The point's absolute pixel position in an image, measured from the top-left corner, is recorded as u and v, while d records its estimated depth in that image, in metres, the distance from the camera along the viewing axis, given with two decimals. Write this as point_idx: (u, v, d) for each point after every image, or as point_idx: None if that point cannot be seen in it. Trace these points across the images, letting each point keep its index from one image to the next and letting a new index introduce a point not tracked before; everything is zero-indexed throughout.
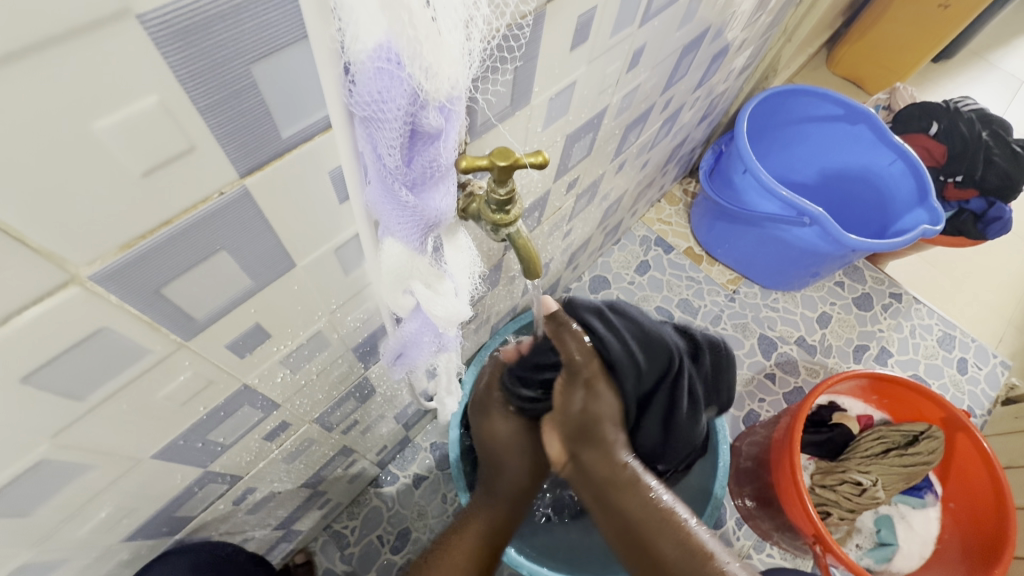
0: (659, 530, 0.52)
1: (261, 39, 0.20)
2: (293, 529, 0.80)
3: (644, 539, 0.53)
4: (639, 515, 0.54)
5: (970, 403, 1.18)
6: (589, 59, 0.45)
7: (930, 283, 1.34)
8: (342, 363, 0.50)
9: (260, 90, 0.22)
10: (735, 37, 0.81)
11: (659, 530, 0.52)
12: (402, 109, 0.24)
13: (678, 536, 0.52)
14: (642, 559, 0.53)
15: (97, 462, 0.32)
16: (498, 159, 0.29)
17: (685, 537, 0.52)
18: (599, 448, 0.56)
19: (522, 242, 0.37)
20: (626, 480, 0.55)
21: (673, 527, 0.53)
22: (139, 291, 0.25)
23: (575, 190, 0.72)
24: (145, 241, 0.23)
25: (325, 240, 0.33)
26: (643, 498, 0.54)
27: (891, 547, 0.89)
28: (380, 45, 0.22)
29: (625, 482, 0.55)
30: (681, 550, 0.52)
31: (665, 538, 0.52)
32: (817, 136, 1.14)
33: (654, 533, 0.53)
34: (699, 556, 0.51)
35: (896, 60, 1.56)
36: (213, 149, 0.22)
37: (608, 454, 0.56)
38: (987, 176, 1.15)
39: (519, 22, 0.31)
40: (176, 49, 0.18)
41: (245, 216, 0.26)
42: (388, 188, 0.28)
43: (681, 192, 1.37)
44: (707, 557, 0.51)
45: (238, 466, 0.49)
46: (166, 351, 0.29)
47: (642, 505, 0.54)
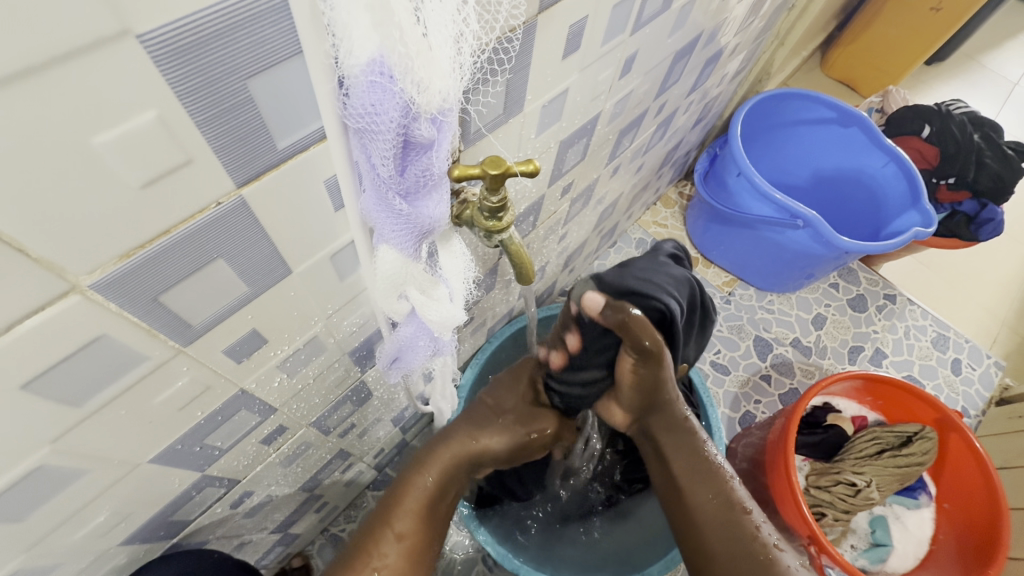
0: (696, 479, 0.55)
1: (257, 55, 0.21)
2: (290, 532, 0.80)
3: (682, 485, 0.56)
4: (682, 462, 0.57)
5: (964, 404, 1.19)
6: (581, 66, 0.46)
7: (924, 285, 1.35)
8: (338, 367, 0.51)
9: (255, 104, 0.23)
10: (728, 42, 0.82)
11: (697, 479, 0.55)
12: (395, 121, 0.24)
13: (718, 487, 0.54)
14: (678, 505, 0.56)
15: (95, 467, 0.33)
16: (490, 168, 0.30)
17: (724, 491, 0.54)
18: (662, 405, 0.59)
19: (515, 249, 0.38)
20: (683, 429, 0.58)
21: (713, 479, 0.55)
22: (137, 299, 0.25)
23: (569, 194, 0.72)
24: (143, 251, 0.24)
25: (320, 247, 0.34)
26: (692, 451, 0.57)
27: (886, 547, 0.90)
28: (373, 58, 0.22)
29: (682, 431, 0.58)
30: (716, 501, 0.53)
31: (704, 485, 0.54)
32: (811, 139, 1.15)
33: (693, 480, 0.55)
34: (737, 513, 0.52)
35: (889, 64, 1.57)
36: (209, 161, 0.23)
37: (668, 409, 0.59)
38: (979, 178, 1.16)
39: (508, 36, 0.32)
40: (174, 66, 0.19)
41: (241, 224, 0.27)
42: (381, 197, 0.29)
43: (676, 195, 1.38)
44: (741, 513, 0.52)
45: (235, 470, 0.49)
46: (164, 357, 0.30)
47: (689, 454, 0.57)
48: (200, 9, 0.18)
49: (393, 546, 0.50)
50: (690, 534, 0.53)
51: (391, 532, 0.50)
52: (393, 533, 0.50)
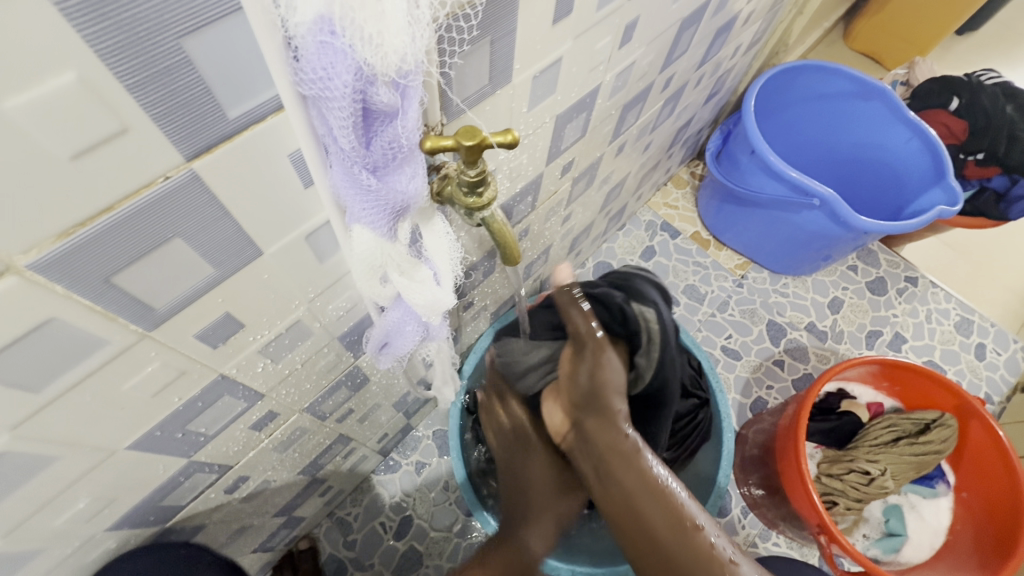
0: (649, 502, 0.50)
1: (189, 11, 0.19)
2: (294, 516, 0.81)
3: (631, 505, 0.51)
4: (630, 487, 0.51)
5: (987, 390, 1.14)
6: (575, 33, 0.43)
7: (948, 266, 1.29)
8: (328, 352, 0.49)
9: (196, 67, 0.21)
10: (741, 10, 0.78)
11: (652, 499, 0.50)
12: (350, 86, 0.22)
13: (669, 507, 0.50)
14: (628, 525, 0.51)
15: (66, 453, 0.32)
16: (464, 139, 0.28)
17: (675, 509, 0.50)
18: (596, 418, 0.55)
19: (498, 227, 0.36)
20: (628, 449, 0.53)
21: (667, 503, 0.50)
22: (86, 281, 0.24)
23: (571, 173, 0.70)
24: (85, 229, 0.22)
25: (292, 227, 0.32)
26: (638, 469, 0.51)
27: (899, 537, 0.88)
28: (318, 18, 0.20)
29: (625, 452, 0.53)
30: (672, 524, 0.49)
31: (657, 505, 0.50)
32: (829, 114, 1.10)
33: (644, 502, 0.50)
34: (693, 535, 0.48)
35: (915, 33, 1.50)
36: (149, 131, 0.21)
37: (606, 422, 0.55)
38: (1011, 153, 1.09)
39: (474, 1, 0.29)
40: (90, 21, 0.17)
41: (197, 201, 0.25)
42: (348, 171, 0.27)
43: (688, 175, 1.34)
44: (694, 530, 0.49)
45: (226, 455, 0.49)
46: (127, 342, 0.29)
47: (639, 475, 0.51)
48: None
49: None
50: (645, 555, 0.50)
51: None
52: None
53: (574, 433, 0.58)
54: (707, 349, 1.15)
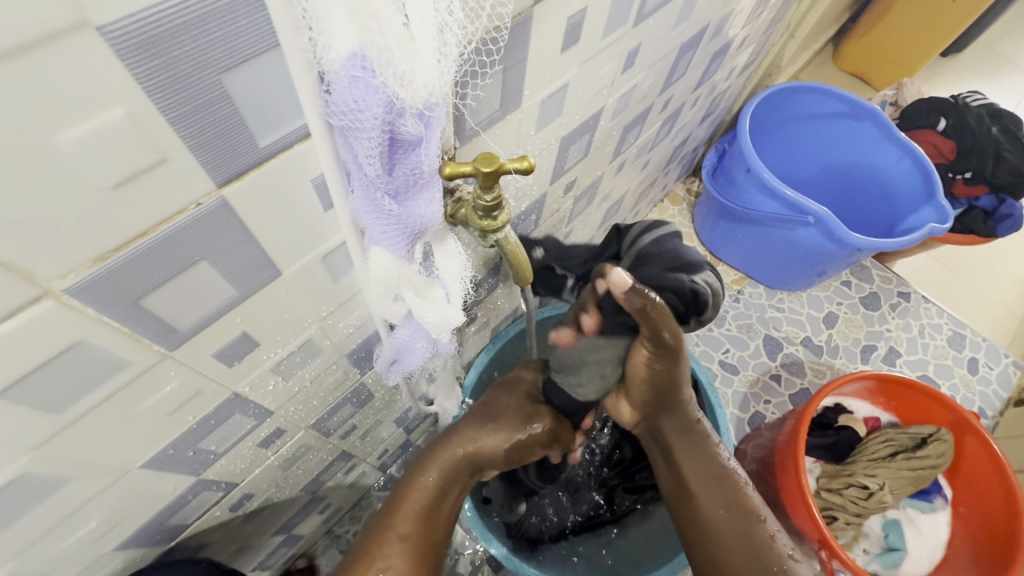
0: (711, 485, 0.53)
1: (230, 48, 0.20)
2: (293, 533, 0.80)
3: (697, 493, 0.54)
4: (695, 468, 0.55)
5: (981, 404, 1.16)
6: (581, 60, 0.45)
7: (940, 282, 1.31)
8: (336, 370, 0.50)
9: (232, 100, 0.22)
10: (737, 34, 0.80)
11: (712, 488, 0.53)
12: (379, 118, 0.23)
13: (734, 496, 0.52)
14: (691, 513, 0.54)
15: (81, 473, 0.32)
16: (483, 165, 0.29)
17: (741, 502, 0.52)
18: (675, 406, 0.56)
19: (511, 248, 0.37)
20: (694, 435, 0.56)
21: (730, 489, 0.53)
22: (116, 304, 0.25)
23: (573, 192, 0.71)
24: (119, 254, 0.23)
25: (311, 249, 0.33)
26: (708, 455, 0.55)
27: (900, 552, 0.88)
28: (352, 54, 0.21)
29: (695, 436, 0.56)
30: (737, 516, 0.51)
31: (722, 495, 0.52)
32: (822, 134, 1.13)
33: (709, 491, 0.53)
34: (756, 524, 0.51)
35: (902, 55, 1.54)
36: (186, 161, 0.22)
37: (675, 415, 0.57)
38: (997, 172, 1.12)
39: (492, 35, 0.30)
40: (140, 60, 0.18)
41: (224, 225, 0.26)
42: (371, 197, 0.28)
43: (684, 192, 1.36)
44: (757, 521, 0.51)
45: (232, 473, 0.48)
46: (149, 362, 0.29)
47: (705, 462, 0.55)
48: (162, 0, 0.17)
49: (394, 548, 0.49)
50: (705, 546, 0.52)
51: (392, 533, 0.50)
52: (396, 535, 0.50)
53: (647, 425, 0.60)
54: (705, 363, 1.16)
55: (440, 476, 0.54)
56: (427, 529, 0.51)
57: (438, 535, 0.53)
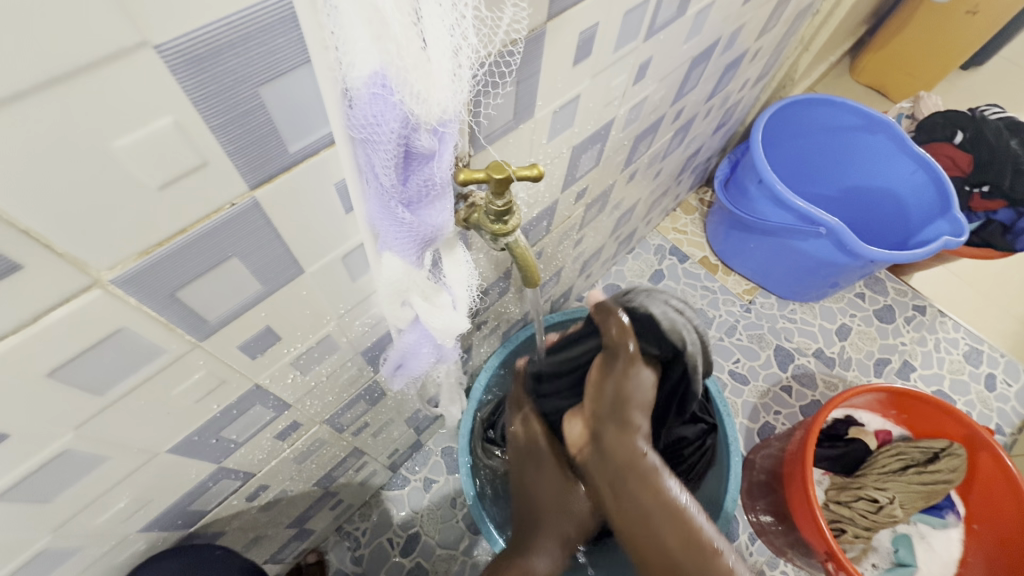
0: (664, 521, 0.50)
1: (268, 64, 0.22)
2: (305, 528, 0.82)
3: (645, 526, 0.51)
4: (645, 502, 0.51)
5: (997, 421, 1.14)
6: (593, 73, 0.46)
7: (957, 296, 1.30)
8: (351, 367, 0.52)
9: (266, 108, 0.24)
10: (749, 47, 0.81)
11: (666, 520, 0.50)
12: (396, 131, 0.25)
13: (687, 529, 0.49)
14: (641, 545, 0.51)
15: (115, 454, 0.35)
16: (495, 172, 0.31)
17: (689, 530, 0.49)
18: (619, 432, 0.55)
19: (521, 252, 0.38)
20: (640, 461, 0.53)
21: (681, 521, 0.49)
22: (155, 295, 0.27)
23: (584, 200, 0.73)
24: (160, 249, 0.25)
25: (331, 249, 0.35)
26: (657, 487, 0.51)
27: (910, 567, 0.87)
28: (373, 74, 0.23)
29: (641, 469, 0.52)
30: (682, 543, 0.48)
31: (673, 526, 0.49)
32: (836, 145, 1.13)
33: (654, 519, 0.50)
34: (711, 560, 0.47)
35: (920, 68, 1.54)
36: (223, 164, 0.24)
37: (623, 434, 0.55)
38: (1016, 185, 1.10)
39: (508, 49, 0.32)
40: (189, 75, 0.20)
41: (254, 225, 0.28)
42: (385, 205, 0.30)
43: (697, 202, 1.37)
44: (713, 554, 0.47)
45: (251, 463, 0.51)
46: (181, 351, 0.31)
47: (652, 494, 0.51)
48: (211, 23, 0.19)
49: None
50: (659, 572, 0.49)
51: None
52: None
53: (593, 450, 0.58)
54: (715, 372, 1.16)
55: None
56: None
57: None
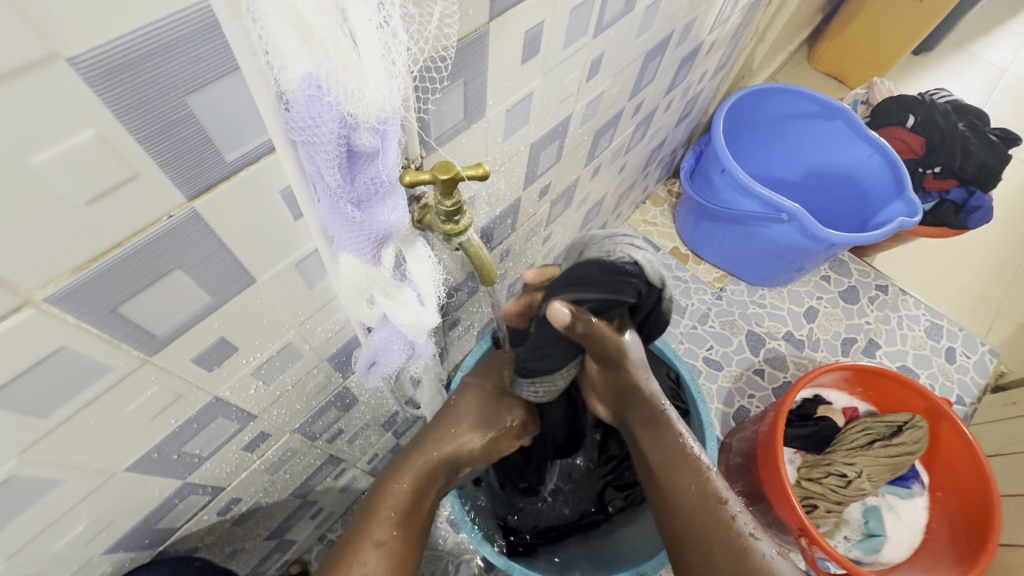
0: (677, 471, 0.55)
1: (193, 72, 0.22)
2: (285, 539, 0.81)
3: (660, 475, 0.56)
4: (658, 455, 0.57)
5: (959, 392, 1.19)
6: (544, 70, 0.47)
7: (917, 274, 1.35)
8: (318, 374, 0.51)
9: (197, 119, 0.23)
10: (704, 39, 0.83)
11: (679, 470, 0.55)
12: (335, 132, 0.25)
13: (699, 479, 0.54)
14: (660, 500, 0.55)
15: (69, 476, 0.34)
16: (441, 173, 0.31)
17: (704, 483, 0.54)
18: (637, 402, 0.58)
19: (475, 251, 0.38)
20: (660, 421, 0.58)
21: (693, 469, 0.54)
22: (95, 312, 0.26)
23: (549, 196, 0.73)
24: (96, 264, 0.25)
25: (284, 256, 0.35)
26: (670, 440, 0.57)
27: (880, 537, 0.90)
28: (305, 76, 0.23)
29: (658, 425, 0.58)
30: (700, 494, 0.53)
31: (687, 477, 0.54)
32: (797, 133, 1.15)
33: (670, 471, 0.55)
34: (717, 508, 0.52)
35: (874, 55, 1.59)
36: (156, 176, 0.24)
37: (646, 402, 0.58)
38: (965, 166, 1.16)
39: (441, 54, 0.33)
40: (108, 86, 0.20)
41: (197, 236, 0.28)
42: (334, 205, 0.30)
43: (665, 193, 1.39)
44: (718, 503, 0.52)
45: (219, 477, 0.50)
46: (130, 367, 0.31)
47: (669, 447, 0.56)
48: (127, 32, 0.19)
49: (372, 554, 0.50)
50: (677, 526, 0.53)
51: (369, 540, 0.51)
52: (371, 540, 0.51)
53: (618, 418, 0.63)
54: (690, 360, 1.18)
55: (413, 481, 0.55)
56: (404, 532, 0.53)
57: (413, 539, 0.53)
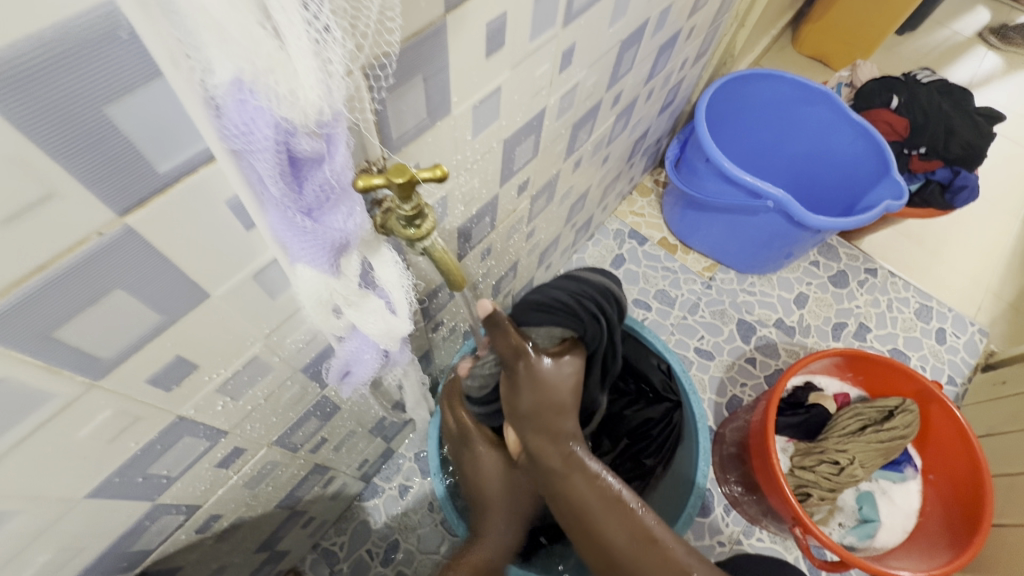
0: (607, 517, 0.54)
1: (110, 80, 0.20)
2: (275, 550, 0.80)
3: (590, 526, 0.55)
4: (587, 501, 0.55)
5: (950, 372, 1.19)
6: (511, 63, 0.45)
7: (905, 255, 1.34)
8: (292, 385, 0.50)
9: (119, 130, 0.22)
10: (683, 25, 0.81)
11: (608, 514, 0.54)
12: (271, 139, 0.24)
13: (627, 521, 0.54)
14: (594, 545, 0.55)
15: (21, 508, 0.32)
16: (395, 176, 0.29)
17: (632, 525, 0.54)
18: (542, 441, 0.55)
19: (440, 255, 0.37)
20: (574, 463, 0.55)
21: (622, 514, 0.54)
22: (27, 339, 0.25)
23: (528, 192, 0.72)
24: (18, 289, 0.23)
25: (238, 269, 0.33)
26: (588, 483, 0.55)
27: (874, 523, 0.90)
28: (232, 80, 0.21)
29: (573, 469, 0.55)
30: (629, 539, 0.54)
31: (615, 523, 0.54)
32: (780, 117, 1.14)
33: (601, 517, 0.54)
34: (650, 546, 0.54)
35: (856, 36, 1.57)
36: (78, 191, 0.22)
37: (554, 442, 0.55)
38: (950, 146, 1.16)
39: (380, 60, 0.31)
40: (9, 101, 0.18)
41: (135, 252, 0.26)
42: (284, 215, 0.28)
43: (652, 183, 1.38)
44: (650, 542, 0.54)
45: (193, 495, 0.48)
46: (76, 393, 0.29)
47: (590, 491, 0.55)
48: (24, 44, 0.17)
49: None
50: (617, 573, 0.55)
51: None
52: None
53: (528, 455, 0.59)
54: (681, 351, 1.17)
55: None
56: None
57: None
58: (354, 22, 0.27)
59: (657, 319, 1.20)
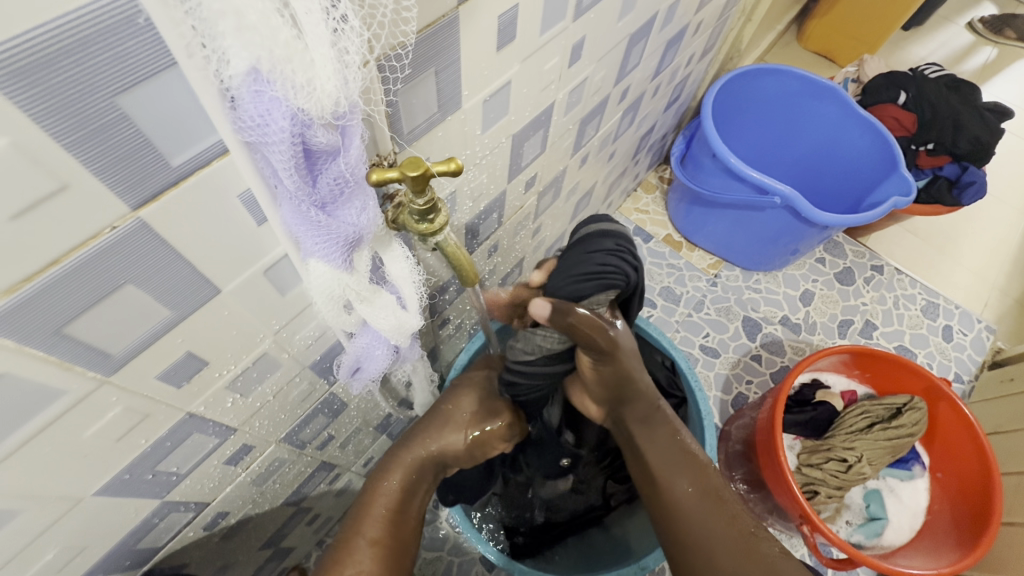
0: (675, 470, 0.53)
1: (123, 70, 0.20)
2: (281, 546, 0.80)
3: (658, 479, 0.53)
4: (658, 456, 0.54)
5: (956, 370, 1.18)
6: (522, 57, 0.45)
7: (911, 252, 1.33)
8: (300, 382, 0.50)
9: (132, 121, 0.21)
10: (690, 20, 0.80)
11: (678, 469, 0.53)
12: (287, 130, 0.23)
13: (700, 477, 0.52)
14: (658, 503, 0.53)
15: (30, 506, 0.32)
16: (409, 170, 0.29)
17: (703, 484, 0.52)
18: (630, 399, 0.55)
19: (452, 250, 0.37)
20: (654, 418, 0.55)
21: (693, 469, 0.53)
22: (36, 335, 0.24)
23: (535, 188, 0.71)
24: (30, 284, 0.23)
25: (248, 264, 0.32)
26: (664, 439, 0.55)
27: (881, 521, 0.89)
28: (248, 71, 0.21)
29: (653, 422, 0.55)
30: (699, 494, 0.52)
31: (684, 477, 0.52)
32: (786, 113, 1.14)
33: (670, 470, 0.53)
34: (721, 508, 0.51)
35: (862, 32, 1.56)
36: (89, 184, 0.22)
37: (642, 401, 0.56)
38: (958, 142, 1.14)
39: (398, 48, 0.31)
40: (20, 88, 0.18)
41: (146, 247, 0.26)
42: (298, 209, 0.28)
43: (657, 179, 1.37)
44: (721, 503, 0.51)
45: (201, 493, 0.48)
46: (86, 390, 0.29)
47: (665, 445, 0.54)
48: (34, 29, 0.17)
49: (366, 552, 0.48)
50: (681, 540, 0.51)
51: (362, 539, 0.49)
52: (365, 539, 0.49)
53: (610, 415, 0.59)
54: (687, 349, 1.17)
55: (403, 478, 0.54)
56: (399, 530, 0.51)
57: (407, 542, 0.52)
58: (368, 12, 0.27)
59: (662, 316, 1.20)
